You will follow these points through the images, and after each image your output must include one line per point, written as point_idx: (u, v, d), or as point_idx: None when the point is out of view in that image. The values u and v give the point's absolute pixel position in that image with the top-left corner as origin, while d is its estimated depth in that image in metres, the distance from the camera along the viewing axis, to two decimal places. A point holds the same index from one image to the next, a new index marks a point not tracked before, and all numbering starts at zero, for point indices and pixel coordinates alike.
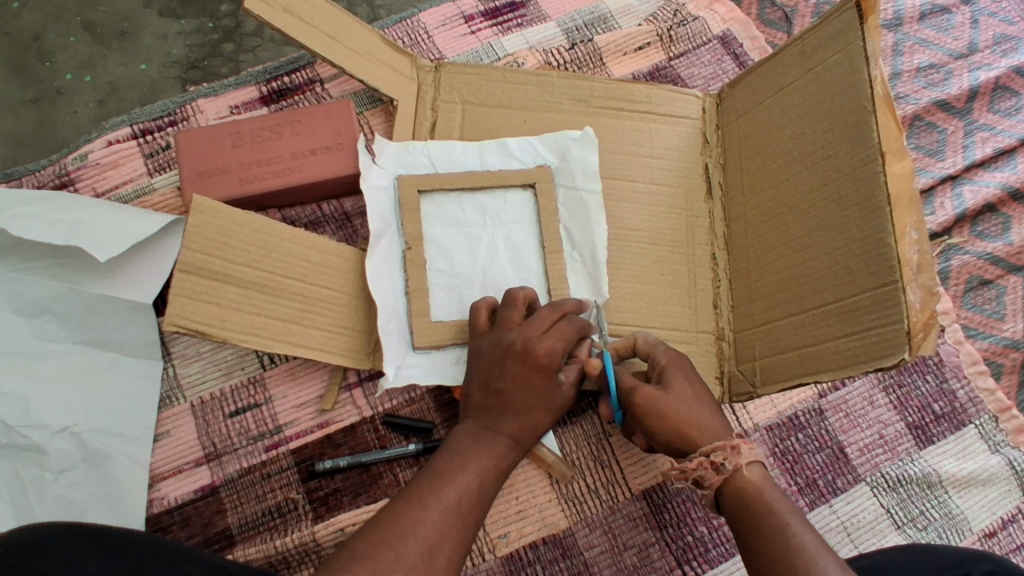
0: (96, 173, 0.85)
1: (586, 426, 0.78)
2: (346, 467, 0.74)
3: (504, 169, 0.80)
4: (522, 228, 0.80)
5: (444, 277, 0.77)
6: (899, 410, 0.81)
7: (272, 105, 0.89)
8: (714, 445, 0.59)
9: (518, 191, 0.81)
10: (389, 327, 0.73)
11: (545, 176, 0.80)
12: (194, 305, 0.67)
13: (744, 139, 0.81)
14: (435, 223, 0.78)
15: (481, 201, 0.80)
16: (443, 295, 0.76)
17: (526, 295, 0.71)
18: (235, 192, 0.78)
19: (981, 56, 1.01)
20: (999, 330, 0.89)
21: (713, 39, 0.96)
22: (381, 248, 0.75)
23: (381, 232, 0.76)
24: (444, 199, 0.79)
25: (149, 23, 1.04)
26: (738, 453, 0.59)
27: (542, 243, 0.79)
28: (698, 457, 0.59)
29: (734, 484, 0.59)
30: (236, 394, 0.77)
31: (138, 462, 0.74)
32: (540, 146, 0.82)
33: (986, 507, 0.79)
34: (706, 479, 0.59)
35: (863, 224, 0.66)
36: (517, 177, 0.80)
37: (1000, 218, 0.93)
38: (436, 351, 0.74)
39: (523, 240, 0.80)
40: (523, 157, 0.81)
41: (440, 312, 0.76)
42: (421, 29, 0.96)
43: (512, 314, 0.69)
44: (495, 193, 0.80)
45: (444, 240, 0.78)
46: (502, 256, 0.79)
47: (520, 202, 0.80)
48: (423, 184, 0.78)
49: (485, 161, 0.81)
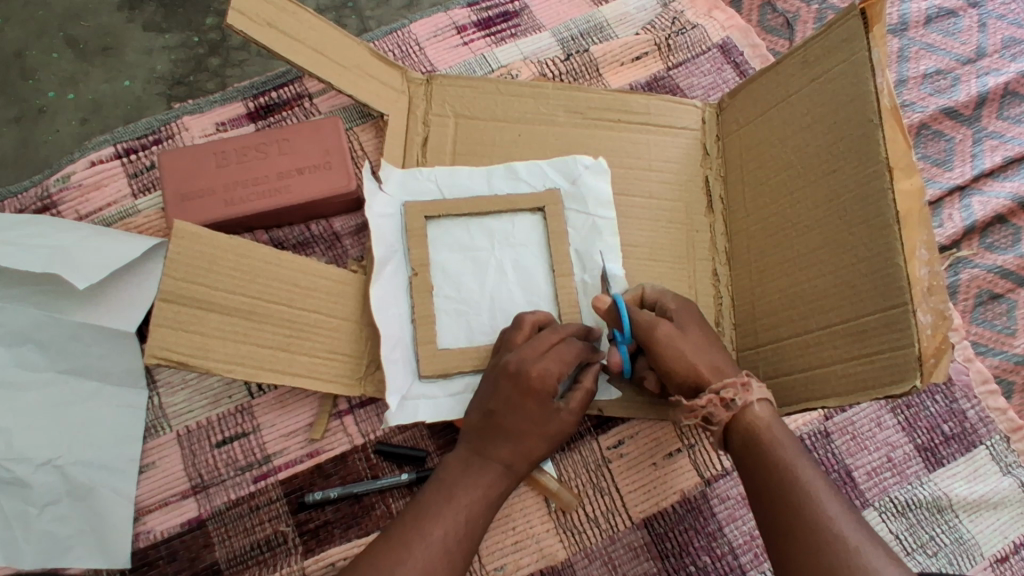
0: (80, 195, 0.83)
1: (585, 452, 0.75)
2: (337, 498, 0.71)
3: (512, 193, 0.78)
4: (531, 251, 0.77)
5: (451, 303, 0.74)
6: (907, 431, 0.78)
7: (259, 122, 0.87)
8: (726, 382, 0.60)
9: (526, 214, 0.78)
10: (393, 355, 0.71)
11: (553, 199, 0.78)
12: (177, 335, 0.64)
13: (746, 151, 0.78)
14: (442, 248, 0.76)
15: (489, 225, 0.77)
16: (449, 320, 0.74)
17: (535, 319, 0.68)
18: (220, 213, 0.76)
19: (989, 60, 0.98)
20: (1011, 346, 0.87)
21: (713, 47, 0.93)
22: (386, 276, 0.73)
23: (386, 259, 0.74)
24: (451, 224, 0.77)
25: (134, 38, 1.01)
26: (749, 390, 0.59)
27: (553, 269, 0.76)
28: (707, 394, 0.60)
29: (743, 422, 0.59)
30: (223, 422, 0.75)
31: (124, 495, 0.71)
32: (550, 171, 0.79)
33: (999, 530, 0.76)
34: (716, 416, 0.60)
35: (870, 242, 0.63)
36: (526, 201, 0.77)
37: (1011, 229, 0.90)
38: (444, 379, 0.72)
39: (532, 264, 0.76)
40: (531, 181, 0.79)
41: (447, 338, 0.73)
42: (413, 41, 0.94)
43: (516, 335, 0.67)
44: (503, 216, 0.77)
45: (451, 265, 0.75)
46: (509, 281, 0.76)
47: (527, 226, 0.78)
48: (430, 210, 0.76)
49: (492, 186, 0.78)
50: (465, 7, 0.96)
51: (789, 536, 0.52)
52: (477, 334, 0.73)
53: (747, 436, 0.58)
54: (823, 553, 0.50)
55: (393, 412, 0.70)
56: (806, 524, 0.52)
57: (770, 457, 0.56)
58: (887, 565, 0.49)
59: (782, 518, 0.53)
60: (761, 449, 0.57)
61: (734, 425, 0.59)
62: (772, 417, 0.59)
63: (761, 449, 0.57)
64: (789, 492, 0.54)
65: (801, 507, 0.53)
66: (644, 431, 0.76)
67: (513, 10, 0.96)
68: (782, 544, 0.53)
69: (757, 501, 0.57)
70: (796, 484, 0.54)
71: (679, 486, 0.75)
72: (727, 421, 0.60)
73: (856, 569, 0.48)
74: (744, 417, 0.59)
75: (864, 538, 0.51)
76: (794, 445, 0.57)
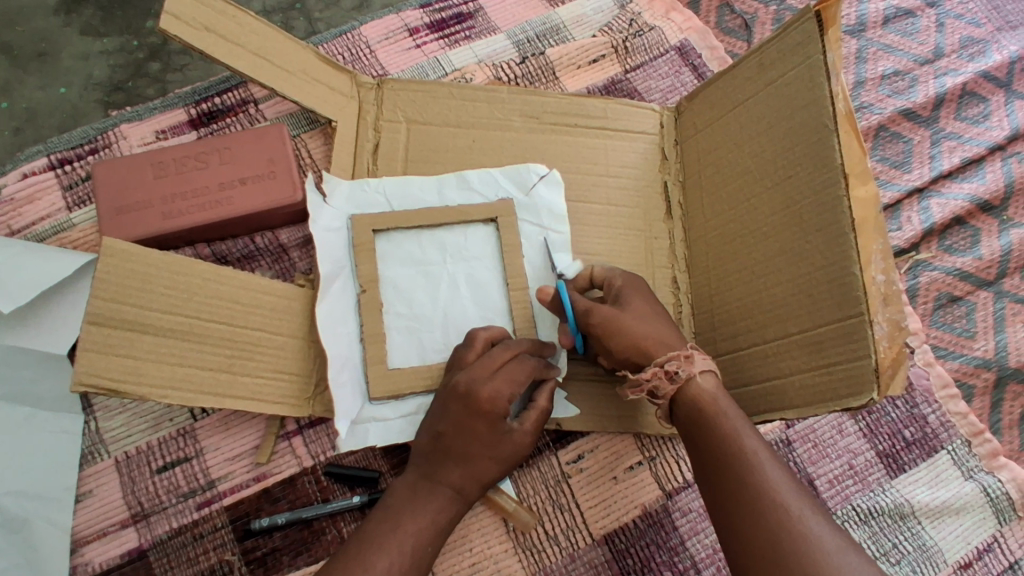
0: (11, 209, 0.79)
1: (543, 468, 0.73)
2: (286, 523, 0.69)
3: (465, 204, 0.75)
4: (485, 264, 0.74)
5: (403, 320, 0.72)
6: (869, 437, 0.78)
7: (201, 129, 0.84)
8: (669, 354, 0.59)
9: (480, 225, 0.75)
10: (340, 379, 0.68)
11: (506, 210, 0.75)
12: (107, 360, 0.60)
13: (703, 156, 0.77)
14: (392, 262, 0.73)
15: (441, 237, 0.74)
16: (401, 338, 0.71)
17: (487, 336, 0.66)
18: (158, 227, 0.72)
19: (947, 61, 0.98)
20: (971, 349, 0.86)
21: (671, 50, 0.92)
22: (333, 293, 0.70)
23: (332, 276, 0.71)
24: (402, 237, 0.74)
25: (70, 43, 0.97)
26: (691, 362, 0.58)
27: (510, 283, 0.73)
28: (653, 368, 0.59)
29: (688, 394, 0.58)
30: (164, 447, 0.71)
31: (59, 527, 0.68)
32: (503, 179, 0.76)
33: (961, 537, 0.76)
34: (661, 389, 0.59)
35: (827, 251, 0.62)
36: (478, 212, 0.74)
37: (969, 231, 0.90)
38: (395, 399, 0.69)
39: (486, 278, 0.74)
40: (484, 190, 0.76)
41: (398, 358, 0.70)
42: (363, 43, 0.91)
43: (467, 354, 0.65)
44: (455, 229, 0.75)
45: (402, 281, 0.73)
46: (463, 295, 0.73)
47: (480, 238, 0.75)
48: (379, 224, 0.73)
49: (443, 196, 0.75)
50: (416, 9, 0.93)
51: (733, 506, 0.51)
52: (430, 352, 0.71)
53: (692, 408, 0.57)
54: (765, 521, 0.49)
55: (343, 439, 0.68)
56: (749, 493, 0.51)
57: (713, 428, 0.55)
58: (827, 530, 0.48)
59: (727, 489, 0.52)
60: (706, 420, 0.56)
61: (680, 398, 0.58)
62: (715, 389, 0.58)
63: (705, 421, 0.56)
64: (733, 462, 0.53)
65: (745, 477, 0.52)
66: (604, 445, 0.74)
67: (467, 12, 0.94)
68: (726, 514, 0.52)
69: (702, 471, 0.56)
70: (739, 453, 0.53)
71: (640, 500, 0.73)
72: (672, 395, 0.59)
73: (796, 535, 0.48)
74: (688, 389, 0.58)
75: (805, 503, 0.50)
76: (738, 415, 0.56)
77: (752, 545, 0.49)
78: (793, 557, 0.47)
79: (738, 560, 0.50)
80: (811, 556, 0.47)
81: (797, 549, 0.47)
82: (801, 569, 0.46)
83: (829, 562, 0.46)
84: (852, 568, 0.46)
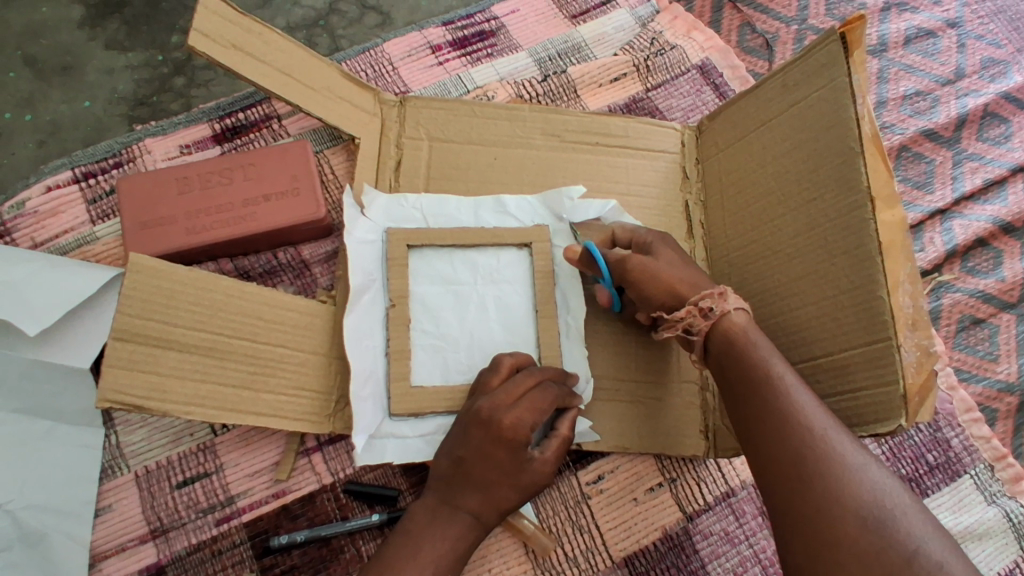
0: (35, 223, 0.79)
1: (564, 488, 0.73)
2: (304, 541, 0.69)
3: (499, 226, 0.75)
4: (516, 288, 0.74)
5: (429, 338, 0.71)
6: (891, 461, 0.77)
7: (225, 144, 0.84)
8: (702, 292, 0.59)
9: (514, 249, 0.75)
10: (363, 393, 0.68)
11: (541, 235, 0.74)
12: (131, 377, 0.60)
13: (726, 175, 0.76)
14: (422, 280, 0.73)
15: (472, 258, 0.74)
16: (425, 357, 0.71)
17: (512, 361, 0.67)
18: (181, 242, 0.73)
19: (969, 81, 0.98)
20: (993, 372, 0.85)
21: (692, 69, 0.92)
22: (362, 305, 0.70)
23: (364, 288, 0.71)
24: (435, 255, 0.74)
25: (95, 57, 0.99)
26: (725, 299, 0.58)
27: (535, 306, 0.73)
28: (687, 306, 0.60)
29: (721, 330, 0.57)
30: (184, 462, 0.72)
31: (78, 542, 0.67)
32: (540, 206, 0.77)
33: (984, 562, 0.74)
34: (695, 326, 0.59)
35: (851, 274, 0.61)
36: (513, 237, 0.74)
37: (992, 253, 0.90)
38: (415, 418, 0.69)
39: (516, 301, 0.74)
40: (519, 216, 0.77)
41: (422, 376, 0.70)
42: (386, 60, 0.91)
43: (492, 378, 0.66)
44: (488, 250, 0.74)
45: (431, 297, 0.73)
46: (491, 317, 0.73)
47: (513, 261, 0.75)
48: (414, 239, 0.73)
49: (479, 218, 0.76)
50: (439, 26, 0.93)
51: (760, 427, 0.52)
52: (453, 373, 0.70)
53: (724, 340, 0.57)
54: (790, 442, 0.49)
55: (360, 453, 0.67)
56: (775, 415, 0.51)
57: (745, 359, 0.55)
58: (850, 448, 0.48)
59: (756, 411, 0.53)
60: (738, 348, 0.56)
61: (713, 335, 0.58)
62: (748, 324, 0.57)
63: (738, 354, 0.56)
64: (763, 387, 0.53)
65: (772, 399, 0.52)
66: (624, 466, 0.74)
67: (489, 30, 0.94)
68: (754, 437, 0.52)
69: (733, 398, 0.56)
70: (769, 379, 0.53)
71: (661, 522, 0.73)
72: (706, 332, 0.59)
73: (820, 452, 0.48)
74: (720, 328, 0.58)
75: (830, 423, 0.50)
76: (771, 347, 0.56)
77: (777, 461, 0.49)
78: (815, 471, 0.47)
79: (764, 475, 0.50)
80: (833, 471, 0.47)
81: (821, 464, 0.47)
82: (823, 485, 0.46)
83: (849, 477, 0.46)
84: (873, 483, 0.46)
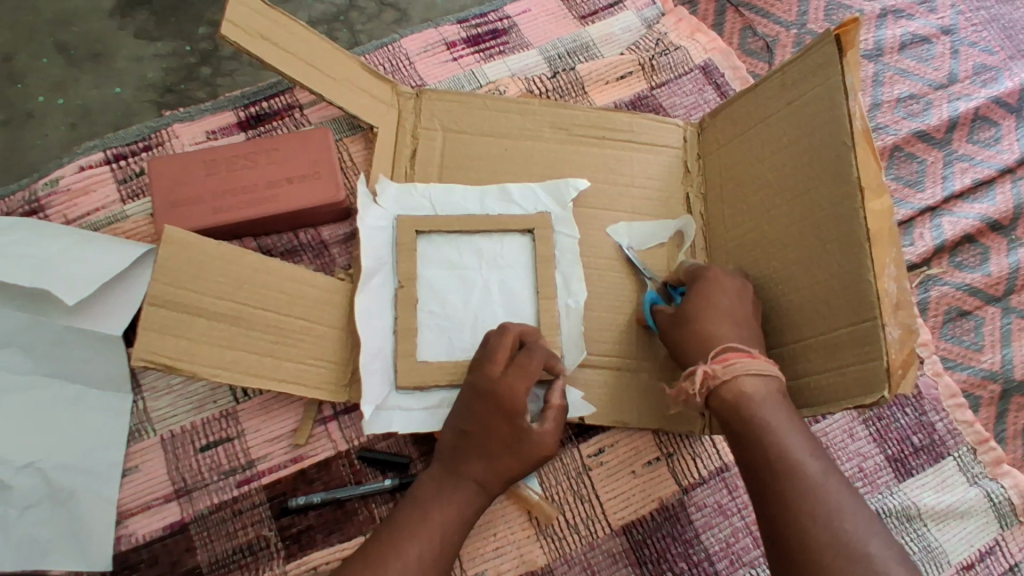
0: (67, 200, 0.84)
1: (567, 459, 0.77)
2: (320, 503, 0.72)
3: (503, 214, 0.79)
4: (518, 273, 0.78)
5: (434, 319, 0.75)
6: (878, 442, 0.81)
7: (249, 131, 0.89)
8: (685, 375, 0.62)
9: (516, 235, 0.79)
10: (372, 367, 0.72)
11: (545, 222, 0.79)
12: (164, 340, 0.64)
13: (726, 168, 0.81)
14: (430, 263, 0.77)
15: (478, 244, 0.78)
16: (431, 336, 0.75)
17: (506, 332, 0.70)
18: (208, 220, 0.77)
19: (961, 86, 1.02)
20: (978, 362, 0.89)
21: (695, 68, 0.96)
22: (372, 286, 0.75)
23: (374, 270, 0.75)
24: (441, 240, 0.78)
25: (124, 45, 1.03)
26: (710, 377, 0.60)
27: (537, 289, 0.77)
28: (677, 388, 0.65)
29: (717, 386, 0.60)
30: (208, 427, 0.75)
31: (105, 500, 0.71)
32: (542, 194, 0.81)
33: (965, 539, 0.78)
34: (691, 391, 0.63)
35: (841, 261, 0.65)
36: (517, 223, 0.79)
37: (979, 249, 0.94)
38: (420, 392, 0.73)
39: (518, 286, 0.78)
40: (523, 203, 0.81)
41: (427, 353, 0.74)
42: (403, 55, 0.96)
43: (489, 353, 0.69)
44: (493, 235, 0.79)
45: (437, 282, 0.77)
46: (494, 301, 0.77)
47: (516, 247, 0.79)
48: (421, 225, 0.77)
49: (485, 206, 0.80)
50: (454, 24, 0.98)
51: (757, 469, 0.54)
52: (457, 351, 0.74)
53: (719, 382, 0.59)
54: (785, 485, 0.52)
55: (366, 421, 0.71)
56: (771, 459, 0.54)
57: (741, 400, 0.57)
58: (839, 491, 0.51)
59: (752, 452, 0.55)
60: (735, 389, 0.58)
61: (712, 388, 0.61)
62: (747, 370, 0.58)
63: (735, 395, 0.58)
64: (758, 429, 0.55)
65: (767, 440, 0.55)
66: (624, 440, 0.78)
67: (502, 28, 0.99)
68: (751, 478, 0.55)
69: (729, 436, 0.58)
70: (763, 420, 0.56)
71: (658, 494, 0.77)
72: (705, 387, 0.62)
73: (814, 497, 0.50)
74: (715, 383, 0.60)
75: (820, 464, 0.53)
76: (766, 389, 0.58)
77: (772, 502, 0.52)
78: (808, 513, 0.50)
79: (755, 485, 0.54)
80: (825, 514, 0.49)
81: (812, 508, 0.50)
82: (816, 530, 0.49)
83: (839, 519, 0.49)
84: (860, 525, 0.49)
